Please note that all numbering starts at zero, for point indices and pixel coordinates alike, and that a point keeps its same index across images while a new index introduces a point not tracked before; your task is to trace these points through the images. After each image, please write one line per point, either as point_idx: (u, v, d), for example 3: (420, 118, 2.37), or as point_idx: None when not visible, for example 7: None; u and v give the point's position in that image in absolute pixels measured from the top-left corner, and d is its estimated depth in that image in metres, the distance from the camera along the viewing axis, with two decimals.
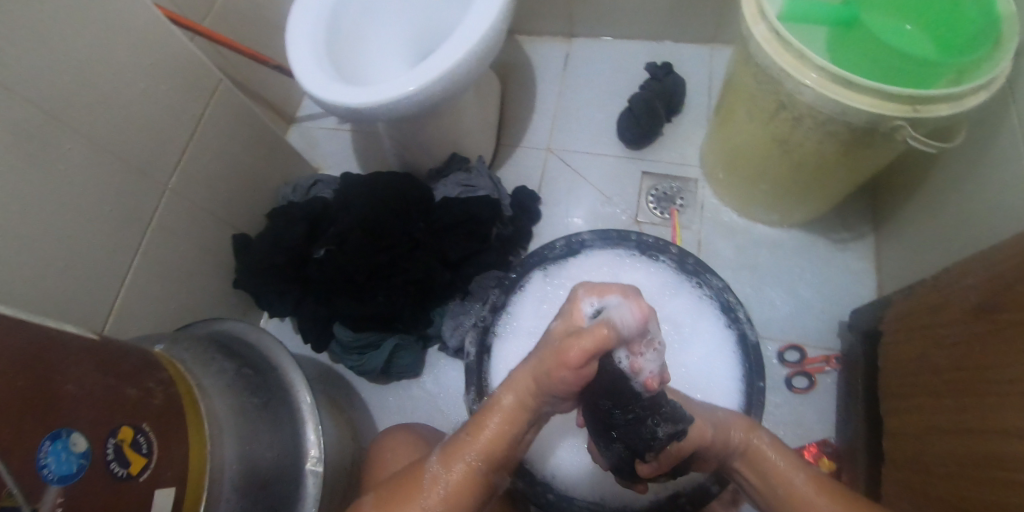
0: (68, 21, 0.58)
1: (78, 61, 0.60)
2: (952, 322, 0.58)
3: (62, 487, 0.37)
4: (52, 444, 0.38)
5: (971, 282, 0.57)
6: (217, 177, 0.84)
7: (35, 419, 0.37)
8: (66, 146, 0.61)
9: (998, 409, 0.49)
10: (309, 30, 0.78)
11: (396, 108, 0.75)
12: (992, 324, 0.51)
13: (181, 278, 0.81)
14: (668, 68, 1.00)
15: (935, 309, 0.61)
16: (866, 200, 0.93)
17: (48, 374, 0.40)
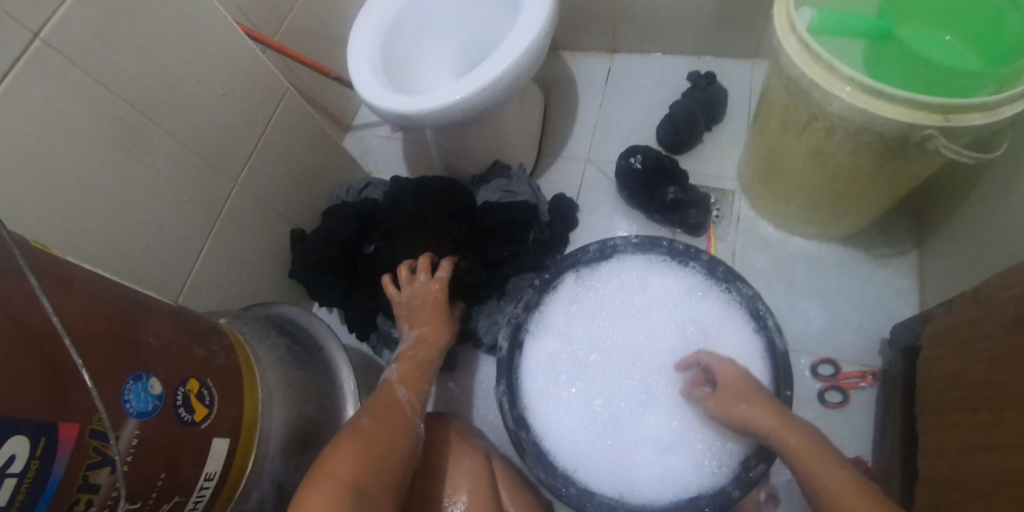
0: (165, 34, 0.68)
1: (171, 67, 0.70)
2: (994, 337, 0.58)
3: (139, 422, 0.43)
4: (133, 384, 0.44)
5: (1013, 294, 0.56)
6: (280, 175, 0.92)
7: (122, 361, 0.44)
8: (155, 141, 0.71)
9: None
10: (367, 44, 0.86)
11: (442, 115, 0.82)
12: None
13: (245, 264, 0.89)
14: (711, 78, 1.02)
15: (976, 323, 0.61)
16: (911, 215, 0.91)
17: (134, 325, 0.47)
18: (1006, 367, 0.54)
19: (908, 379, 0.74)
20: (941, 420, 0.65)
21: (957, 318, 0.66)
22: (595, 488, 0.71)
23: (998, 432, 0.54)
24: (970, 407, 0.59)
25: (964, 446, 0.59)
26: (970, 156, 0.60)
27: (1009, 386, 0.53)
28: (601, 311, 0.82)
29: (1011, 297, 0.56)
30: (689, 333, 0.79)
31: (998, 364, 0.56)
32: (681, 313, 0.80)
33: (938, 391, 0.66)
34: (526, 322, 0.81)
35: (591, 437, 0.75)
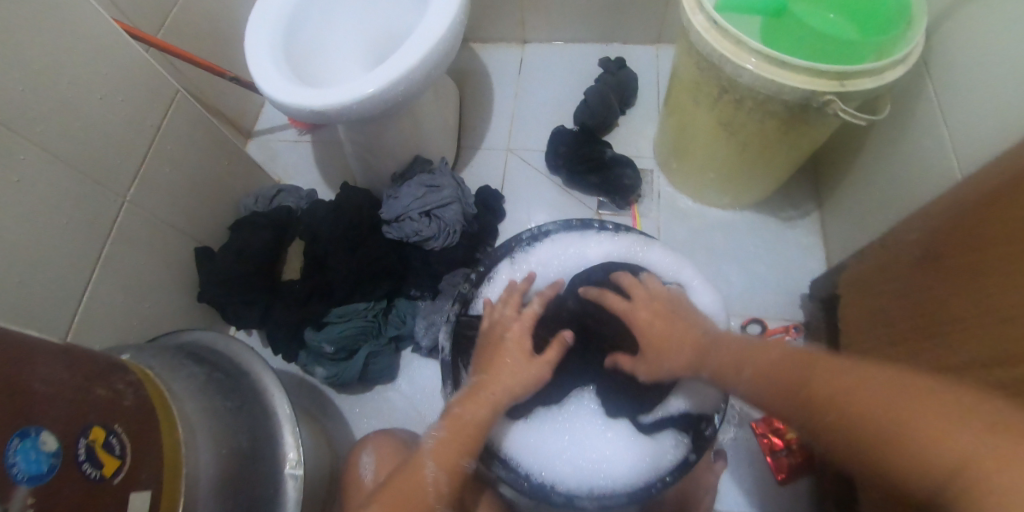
0: (21, 31, 0.58)
1: (32, 70, 0.60)
2: (896, 276, 0.64)
3: (32, 487, 0.36)
4: (20, 442, 0.37)
5: (910, 238, 0.63)
6: (177, 189, 0.84)
7: (8, 414, 0.36)
8: (19, 156, 0.61)
9: (947, 346, 0.54)
10: (266, 35, 0.78)
11: (356, 108, 0.77)
12: (934, 271, 0.58)
13: (144, 290, 0.79)
14: (621, 63, 1.05)
15: (880, 267, 0.68)
16: (808, 179, 0.99)
17: (17, 368, 0.39)
18: (907, 301, 0.62)
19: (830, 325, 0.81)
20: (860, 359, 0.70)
21: (868, 265, 0.71)
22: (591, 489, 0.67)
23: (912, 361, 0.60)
24: (885, 343, 0.65)
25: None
26: (865, 118, 0.66)
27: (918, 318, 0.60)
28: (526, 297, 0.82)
29: (911, 239, 0.63)
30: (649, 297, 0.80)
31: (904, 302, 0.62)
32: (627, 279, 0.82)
33: (857, 333, 0.72)
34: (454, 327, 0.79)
35: (546, 449, 0.70)
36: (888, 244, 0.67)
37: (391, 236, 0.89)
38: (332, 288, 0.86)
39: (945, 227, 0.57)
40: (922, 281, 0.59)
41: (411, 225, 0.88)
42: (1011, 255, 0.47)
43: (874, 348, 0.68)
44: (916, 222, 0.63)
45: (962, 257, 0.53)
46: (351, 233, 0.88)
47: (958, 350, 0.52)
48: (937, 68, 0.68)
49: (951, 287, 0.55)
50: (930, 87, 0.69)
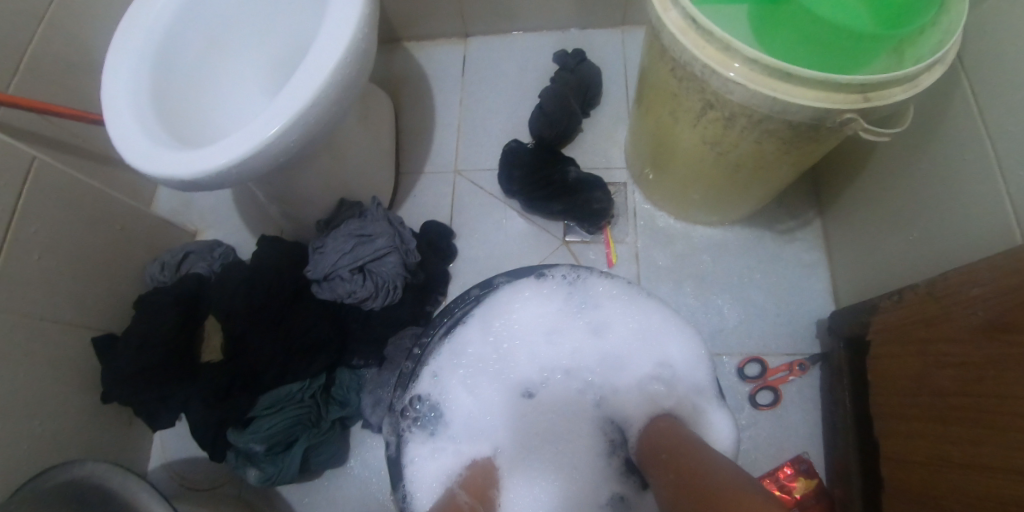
0: None
1: None
2: (950, 338, 0.52)
3: None
4: None
5: (973, 291, 0.50)
6: (57, 274, 0.70)
7: None
8: None
9: (1022, 452, 0.42)
10: (125, 83, 0.62)
11: (250, 165, 0.62)
12: (1006, 346, 0.44)
13: (31, 405, 0.66)
14: (580, 55, 0.88)
15: (929, 321, 0.55)
16: (806, 182, 0.85)
17: None
18: (968, 375, 0.49)
19: (854, 369, 0.68)
20: (905, 426, 0.58)
21: (910, 314, 0.58)
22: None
23: (973, 448, 0.48)
24: (935, 412, 0.53)
25: (932, 457, 0.53)
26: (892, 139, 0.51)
27: (982, 400, 0.47)
28: (475, 396, 0.66)
29: (976, 293, 0.49)
30: (592, 346, 0.69)
31: (964, 367, 0.50)
32: (562, 338, 0.69)
33: (895, 390, 0.60)
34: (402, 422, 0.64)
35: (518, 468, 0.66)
36: (942, 295, 0.54)
37: (323, 295, 0.77)
38: (257, 371, 0.73)
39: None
40: (990, 355, 0.46)
41: (343, 284, 0.76)
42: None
43: (919, 416, 0.56)
44: (985, 273, 0.48)
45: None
46: (272, 304, 0.75)
47: None
48: (981, 63, 0.52)
49: None
50: (973, 87, 0.53)
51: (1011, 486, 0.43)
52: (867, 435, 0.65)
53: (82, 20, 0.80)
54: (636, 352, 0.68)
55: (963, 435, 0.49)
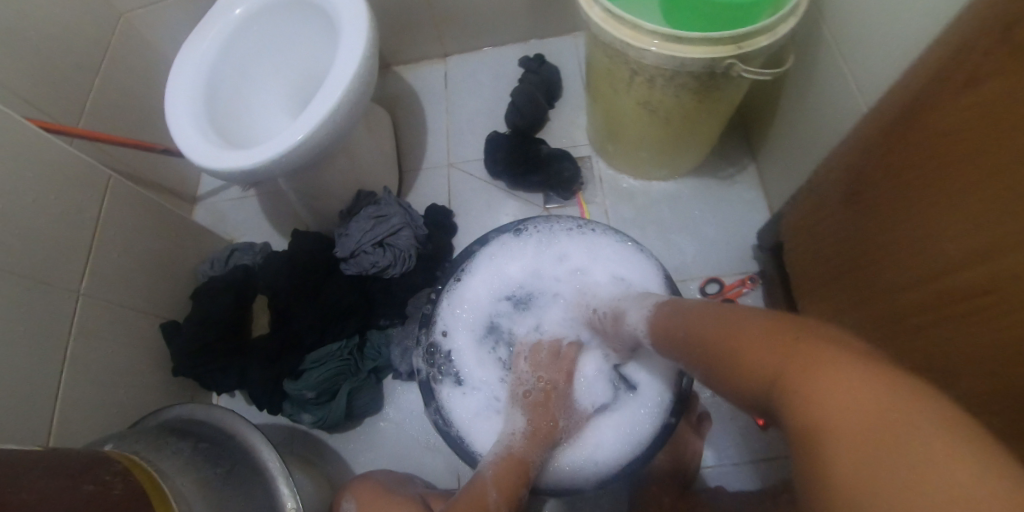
0: None
1: None
2: (826, 216, 0.69)
3: None
4: None
5: (827, 176, 0.67)
6: (131, 270, 0.85)
7: None
8: None
9: (889, 274, 0.57)
10: (185, 106, 0.79)
11: (289, 157, 0.78)
12: (859, 203, 0.61)
13: (118, 376, 0.80)
14: (541, 59, 1.08)
15: (813, 210, 0.72)
16: (740, 135, 1.03)
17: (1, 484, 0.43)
18: (843, 237, 0.65)
19: (780, 270, 0.85)
20: (817, 294, 0.74)
21: (799, 211, 0.76)
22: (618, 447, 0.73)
23: (864, 289, 0.63)
24: (835, 277, 0.69)
25: (839, 308, 0.69)
26: (766, 75, 0.69)
27: (855, 251, 0.63)
28: (476, 330, 0.83)
29: (835, 176, 0.65)
30: (556, 273, 0.86)
31: (845, 233, 0.65)
32: (539, 272, 0.86)
33: (804, 273, 0.76)
34: (432, 356, 0.80)
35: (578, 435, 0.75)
36: (811, 190, 0.71)
37: (350, 271, 0.91)
38: (302, 336, 0.87)
39: (863, 157, 0.59)
40: (852, 216, 0.63)
41: (367, 257, 0.91)
42: (928, 171, 0.49)
43: (824, 283, 0.72)
44: (836, 159, 0.65)
45: (885, 181, 0.56)
46: (309, 281, 0.90)
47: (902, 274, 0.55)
48: (828, 13, 0.71)
49: (877, 216, 0.58)
50: (827, 32, 0.72)
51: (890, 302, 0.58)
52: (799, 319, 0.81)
53: (131, 71, 0.98)
54: (591, 273, 0.85)
55: (850, 283, 0.65)
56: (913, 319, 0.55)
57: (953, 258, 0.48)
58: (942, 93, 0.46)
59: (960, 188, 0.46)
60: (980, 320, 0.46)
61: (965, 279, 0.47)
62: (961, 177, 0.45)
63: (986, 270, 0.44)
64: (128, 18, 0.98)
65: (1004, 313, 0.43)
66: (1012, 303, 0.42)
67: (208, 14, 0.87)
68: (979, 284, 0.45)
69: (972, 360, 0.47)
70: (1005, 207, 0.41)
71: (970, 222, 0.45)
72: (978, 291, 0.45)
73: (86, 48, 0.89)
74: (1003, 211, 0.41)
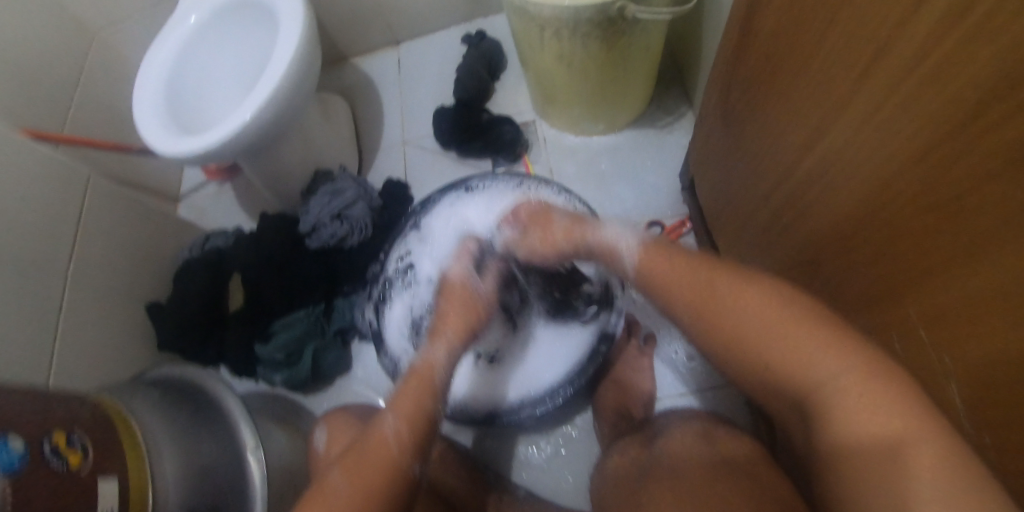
0: None
1: None
2: (722, 139, 0.73)
3: (9, 476, 0.48)
4: None
5: (716, 100, 0.72)
6: (115, 257, 0.94)
7: None
8: None
9: (787, 147, 0.55)
10: (149, 104, 0.88)
11: (242, 138, 0.86)
12: (746, 105, 0.63)
13: (106, 351, 0.88)
14: (482, 35, 1.14)
15: (711, 138, 0.77)
16: (675, 86, 1.07)
17: None
18: (739, 146, 0.68)
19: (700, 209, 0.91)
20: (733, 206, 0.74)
21: (702, 142, 0.80)
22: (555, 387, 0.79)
23: (750, 203, 0.70)
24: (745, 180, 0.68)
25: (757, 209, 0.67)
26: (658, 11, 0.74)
27: (745, 162, 0.67)
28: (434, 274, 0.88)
29: (718, 104, 0.71)
30: None
31: (732, 155, 0.72)
32: None
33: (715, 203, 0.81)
34: (382, 305, 0.88)
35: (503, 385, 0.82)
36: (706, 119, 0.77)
37: (314, 245, 0.98)
38: (271, 305, 0.95)
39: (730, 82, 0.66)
40: (739, 125, 0.66)
41: (326, 230, 0.97)
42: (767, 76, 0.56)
43: (734, 200, 0.74)
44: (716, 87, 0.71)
45: (745, 99, 0.63)
46: (275, 255, 0.97)
47: (798, 141, 0.53)
48: None
49: (760, 113, 0.60)
50: None
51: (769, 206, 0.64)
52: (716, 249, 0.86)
53: (108, 84, 1.08)
54: None
55: (756, 184, 0.65)
56: (786, 219, 0.61)
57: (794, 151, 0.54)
58: (760, 9, 0.54)
59: (790, 85, 0.52)
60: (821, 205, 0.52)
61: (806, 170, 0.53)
62: (786, 74, 0.52)
63: (817, 156, 0.50)
64: (102, 36, 1.07)
65: (833, 183, 0.49)
66: (839, 174, 0.47)
67: (166, 25, 0.96)
68: (817, 170, 0.51)
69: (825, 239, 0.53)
70: (819, 88, 0.47)
71: (800, 114, 0.51)
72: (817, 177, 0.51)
73: (64, 64, 0.99)
74: (818, 92, 0.47)
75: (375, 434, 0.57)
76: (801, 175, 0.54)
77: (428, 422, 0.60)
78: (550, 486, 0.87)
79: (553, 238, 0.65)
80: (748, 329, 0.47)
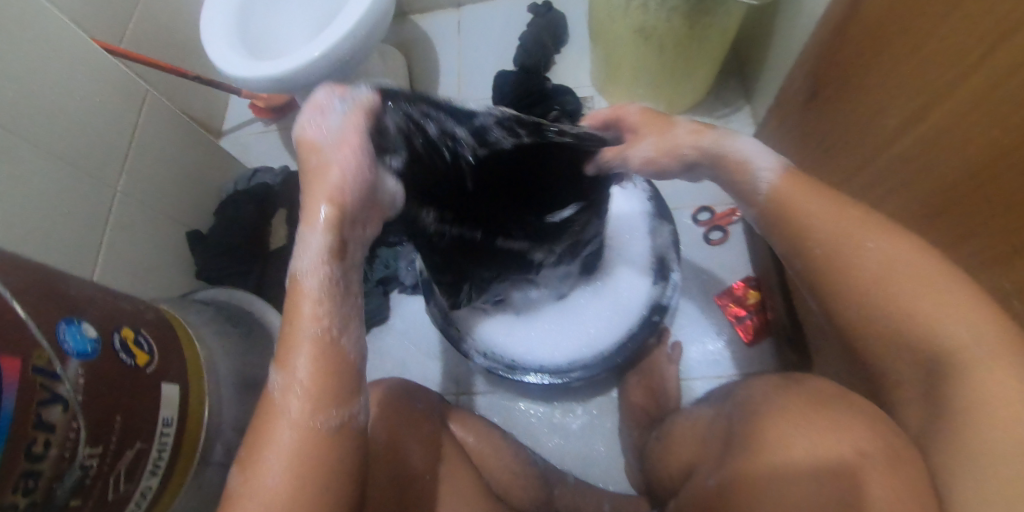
0: (12, 50, 0.68)
1: (31, 82, 0.70)
2: (801, 124, 0.74)
3: (82, 362, 0.45)
4: (68, 327, 0.46)
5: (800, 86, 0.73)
6: (163, 179, 0.92)
7: (51, 308, 0.45)
8: (22, 153, 0.69)
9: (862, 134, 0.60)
10: (221, 24, 0.86)
11: (313, 69, 0.84)
12: (826, 97, 0.67)
13: (146, 272, 0.87)
14: (549, 5, 1.14)
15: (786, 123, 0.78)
16: (736, 79, 1.08)
17: (59, 283, 0.49)
18: (809, 135, 0.72)
19: None
20: None
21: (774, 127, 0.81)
22: (602, 351, 0.79)
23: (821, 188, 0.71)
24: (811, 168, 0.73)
25: None
26: None
27: (828, 140, 0.68)
28: None
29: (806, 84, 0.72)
30: None
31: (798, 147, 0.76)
32: None
33: None
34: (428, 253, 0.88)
35: (542, 351, 0.80)
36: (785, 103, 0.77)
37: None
38: None
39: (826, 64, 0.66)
40: (826, 106, 0.67)
41: None
42: (863, 61, 0.58)
43: None
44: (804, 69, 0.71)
45: (836, 81, 0.64)
46: None
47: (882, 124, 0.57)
48: None
49: (845, 101, 0.63)
50: None
51: (845, 188, 0.66)
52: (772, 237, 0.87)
53: None
54: None
55: (822, 173, 0.70)
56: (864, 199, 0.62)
57: (887, 132, 0.56)
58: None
59: (889, 66, 0.54)
60: (912, 183, 0.54)
61: (900, 150, 0.55)
62: (887, 56, 0.54)
63: (917, 134, 0.52)
64: None
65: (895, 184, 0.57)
66: (907, 172, 0.55)
67: None
68: (911, 150, 0.53)
69: (914, 216, 0.55)
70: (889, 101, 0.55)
71: (898, 97, 0.53)
72: (911, 156, 0.53)
73: None
74: (922, 77, 0.50)
75: (266, 396, 0.44)
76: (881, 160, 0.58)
77: (342, 363, 0.44)
78: (580, 453, 0.87)
79: (674, 139, 0.52)
80: (865, 284, 0.43)
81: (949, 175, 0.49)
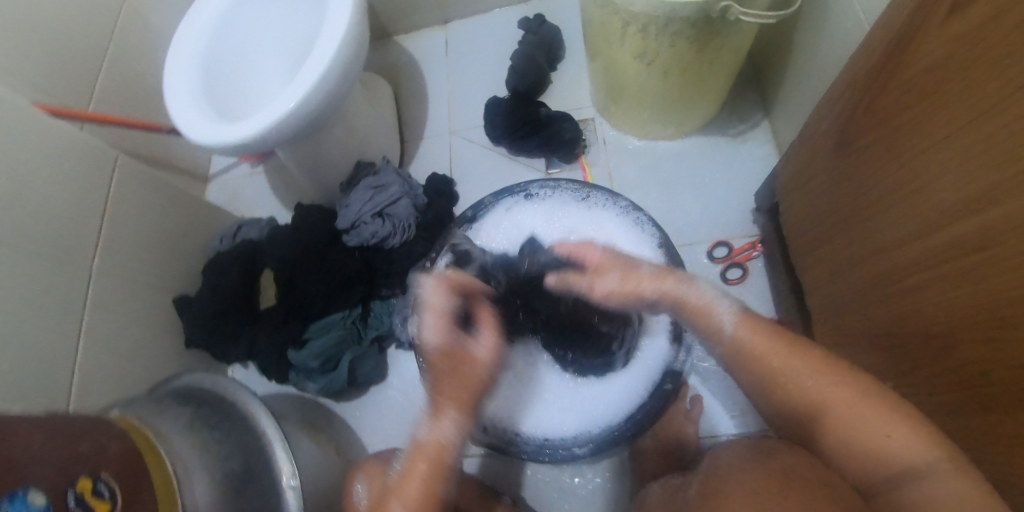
0: None
1: None
2: (821, 170, 0.65)
3: None
4: (10, 503, 0.41)
5: (824, 126, 0.63)
6: (142, 248, 0.87)
7: None
8: None
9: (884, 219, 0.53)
10: (184, 84, 0.80)
11: (282, 127, 0.77)
12: (849, 155, 0.58)
13: (132, 349, 0.83)
14: (541, 19, 1.04)
15: (807, 166, 0.68)
16: (752, 90, 0.97)
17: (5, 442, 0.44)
18: (832, 195, 0.63)
19: (777, 234, 0.82)
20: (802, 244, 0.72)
21: (793, 165, 0.72)
22: (613, 425, 0.73)
23: (853, 250, 0.60)
24: (828, 231, 0.65)
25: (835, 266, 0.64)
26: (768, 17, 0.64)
27: (853, 198, 0.59)
28: None
29: (826, 126, 0.62)
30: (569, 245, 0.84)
31: (818, 200, 0.67)
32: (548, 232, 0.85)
33: (798, 236, 0.73)
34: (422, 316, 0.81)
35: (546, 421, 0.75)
36: (805, 142, 0.68)
37: (354, 242, 0.91)
38: (307, 307, 0.88)
39: (851, 109, 0.57)
40: (852, 159, 0.58)
41: (367, 228, 0.90)
42: (914, 116, 0.47)
43: (819, 237, 0.68)
44: (827, 109, 0.62)
45: (867, 133, 0.54)
46: (312, 252, 0.90)
47: (906, 214, 0.50)
48: None
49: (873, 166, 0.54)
50: None
51: (883, 262, 0.54)
52: (796, 280, 0.78)
53: (136, 55, 1.00)
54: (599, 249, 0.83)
55: (841, 242, 0.62)
56: (906, 281, 0.51)
57: (942, 208, 0.45)
58: (917, 36, 0.45)
59: (951, 128, 0.43)
60: (968, 282, 0.43)
61: (958, 233, 0.43)
62: (949, 114, 0.43)
63: (980, 220, 0.41)
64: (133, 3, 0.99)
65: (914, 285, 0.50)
66: (928, 278, 0.48)
67: None
68: (971, 237, 0.42)
69: (953, 322, 0.45)
70: (919, 191, 0.48)
71: (959, 167, 0.42)
72: (970, 245, 0.42)
73: (93, 34, 0.91)
74: (993, 152, 0.39)
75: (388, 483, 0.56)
76: (903, 254, 0.51)
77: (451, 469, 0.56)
78: None
79: (637, 282, 0.60)
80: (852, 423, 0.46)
81: (972, 298, 0.42)
